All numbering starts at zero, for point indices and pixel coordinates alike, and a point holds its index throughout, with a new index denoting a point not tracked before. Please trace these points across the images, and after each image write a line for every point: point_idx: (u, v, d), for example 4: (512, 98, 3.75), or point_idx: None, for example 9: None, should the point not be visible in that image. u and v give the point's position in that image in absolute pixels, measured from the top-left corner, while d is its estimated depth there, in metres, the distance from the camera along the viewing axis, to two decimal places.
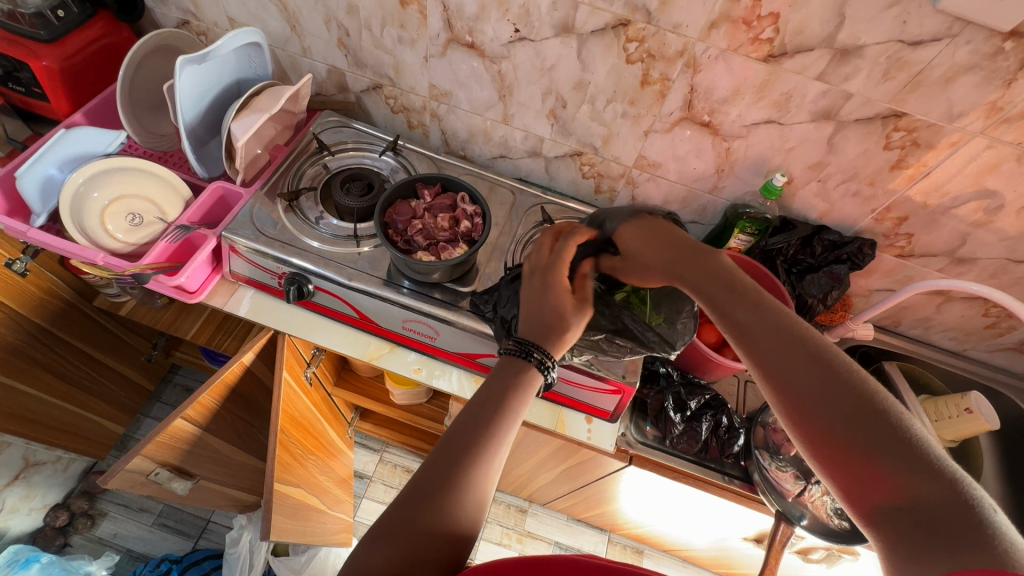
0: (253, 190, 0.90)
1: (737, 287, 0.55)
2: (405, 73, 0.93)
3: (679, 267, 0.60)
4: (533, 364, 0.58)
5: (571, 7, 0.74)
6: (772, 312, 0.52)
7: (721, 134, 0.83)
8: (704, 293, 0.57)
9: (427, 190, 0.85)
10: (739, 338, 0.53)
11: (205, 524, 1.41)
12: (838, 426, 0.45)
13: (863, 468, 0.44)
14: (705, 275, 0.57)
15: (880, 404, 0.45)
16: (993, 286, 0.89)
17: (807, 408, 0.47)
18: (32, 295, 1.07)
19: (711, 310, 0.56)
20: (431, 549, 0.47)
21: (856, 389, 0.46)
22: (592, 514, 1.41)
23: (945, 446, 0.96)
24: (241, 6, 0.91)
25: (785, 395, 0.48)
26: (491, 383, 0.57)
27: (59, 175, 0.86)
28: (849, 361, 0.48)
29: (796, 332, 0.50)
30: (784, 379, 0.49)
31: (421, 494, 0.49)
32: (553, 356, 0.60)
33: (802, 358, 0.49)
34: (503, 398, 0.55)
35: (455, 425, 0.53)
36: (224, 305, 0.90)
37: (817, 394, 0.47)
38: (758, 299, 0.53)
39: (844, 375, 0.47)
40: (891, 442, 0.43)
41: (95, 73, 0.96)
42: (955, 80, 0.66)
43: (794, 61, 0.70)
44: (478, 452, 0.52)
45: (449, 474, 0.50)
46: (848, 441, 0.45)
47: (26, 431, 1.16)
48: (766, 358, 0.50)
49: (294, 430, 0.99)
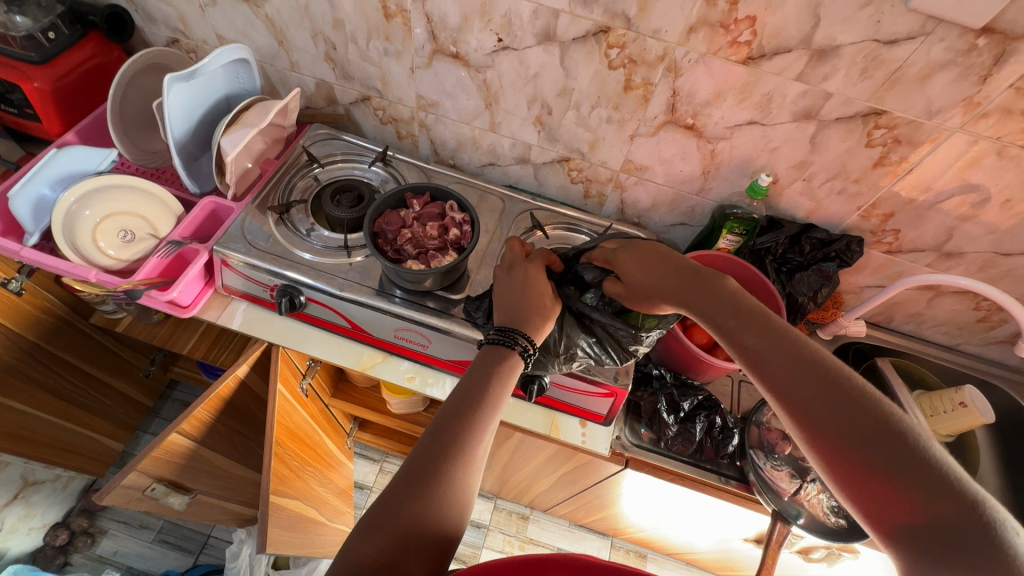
0: (244, 204, 0.91)
1: (744, 309, 0.55)
2: (392, 85, 0.94)
3: (683, 292, 0.59)
4: (517, 351, 0.63)
5: (551, 16, 0.75)
6: (781, 334, 0.52)
7: (706, 136, 0.84)
8: (714, 319, 0.56)
9: (416, 199, 0.86)
10: (750, 364, 0.53)
11: (206, 539, 1.41)
12: (855, 448, 0.45)
13: (882, 487, 0.44)
14: (714, 301, 0.57)
15: (894, 424, 0.46)
16: (982, 279, 0.90)
17: (823, 431, 0.47)
18: (27, 314, 1.08)
19: (721, 336, 0.55)
20: (422, 538, 0.49)
21: (872, 410, 0.46)
22: (594, 519, 1.41)
23: (941, 440, 0.96)
24: (229, 23, 0.93)
25: (801, 418, 0.49)
26: (474, 371, 0.61)
27: (50, 194, 0.87)
28: (862, 382, 0.48)
29: (806, 354, 0.51)
30: (799, 403, 0.49)
31: (411, 484, 0.51)
32: (534, 341, 0.64)
33: (817, 382, 0.49)
34: (482, 384, 0.59)
35: (439, 418, 0.56)
36: (217, 319, 0.90)
37: (833, 417, 0.47)
38: (770, 324, 0.53)
39: (860, 396, 0.47)
40: (910, 461, 0.44)
41: (86, 92, 0.97)
42: (932, 77, 0.67)
43: (773, 63, 0.71)
44: (463, 442, 0.54)
45: (436, 464, 0.52)
46: (866, 462, 0.45)
47: (20, 449, 1.12)
48: (779, 383, 0.50)
49: (291, 442, 0.99)
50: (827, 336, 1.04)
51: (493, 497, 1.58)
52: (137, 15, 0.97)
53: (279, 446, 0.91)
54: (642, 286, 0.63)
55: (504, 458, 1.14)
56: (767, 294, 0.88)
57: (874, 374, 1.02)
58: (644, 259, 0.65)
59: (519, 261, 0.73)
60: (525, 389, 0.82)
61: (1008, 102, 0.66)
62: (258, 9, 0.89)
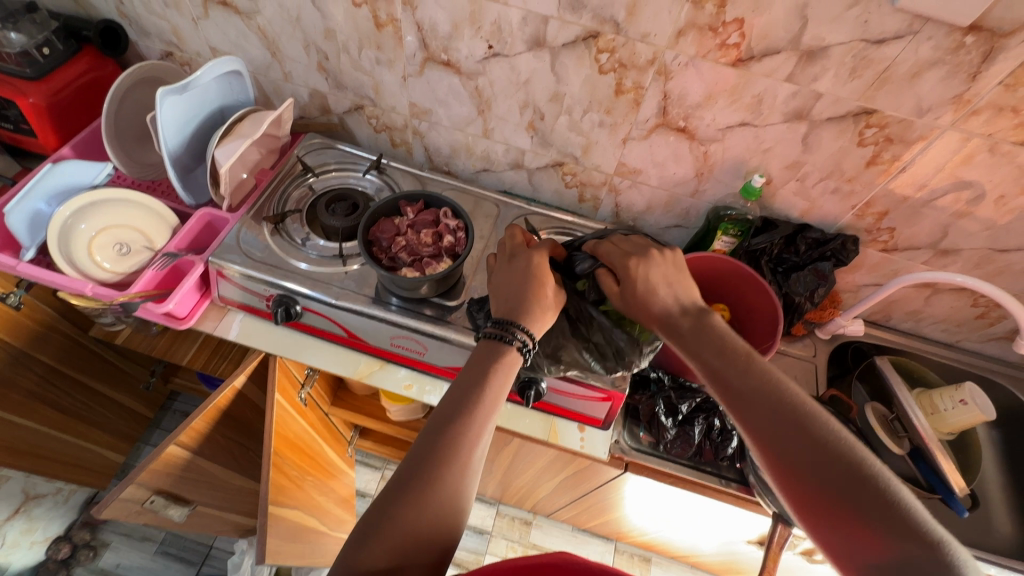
0: (239, 215, 0.91)
1: (729, 350, 0.58)
2: (384, 93, 0.95)
3: (675, 325, 0.63)
4: (513, 347, 0.63)
5: (541, 22, 0.76)
6: (761, 376, 0.54)
7: (698, 138, 0.84)
8: (701, 358, 0.59)
9: (410, 207, 0.86)
10: (731, 403, 0.55)
11: (208, 550, 1.41)
12: (824, 490, 0.47)
13: (849, 529, 0.46)
14: (700, 340, 0.60)
15: (863, 468, 0.47)
16: (979, 276, 0.89)
17: (793, 470, 0.49)
18: (26, 328, 1.08)
19: (705, 375, 0.58)
20: (420, 544, 0.50)
21: (841, 452, 0.48)
22: (596, 523, 1.40)
23: (942, 438, 0.96)
24: (222, 35, 0.93)
25: (773, 458, 0.51)
26: (473, 369, 0.61)
27: (47, 209, 0.87)
28: (836, 425, 0.50)
29: (784, 396, 0.52)
30: (773, 444, 0.51)
31: (407, 490, 0.51)
32: (530, 333, 0.64)
33: (789, 423, 0.51)
34: (480, 385, 0.59)
35: (434, 422, 0.56)
36: (214, 329, 0.90)
37: (804, 460, 0.49)
38: (751, 364, 0.56)
39: (830, 438, 0.49)
40: (874, 504, 0.45)
41: (82, 107, 0.97)
42: (921, 75, 0.67)
43: (762, 64, 0.72)
44: (460, 445, 0.54)
45: (434, 467, 0.52)
46: (832, 504, 0.47)
47: (21, 463, 1.12)
48: (755, 423, 0.53)
49: (290, 452, 0.99)
50: (825, 335, 1.05)
51: (494, 503, 1.57)
52: (131, 29, 0.98)
53: (277, 456, 0.91)
54: (642, 296, 0.65)
55: (505, 463, 1.14)
56: (767, 304, 0.88)
57: (873, 373, 1.01)
58: (653, 277, 0.66)
59: (519, 250, 0.73)
60: (523, 395, 0.82)
61: (998, 99, 0.66)
62: (251, 21, 0.89)
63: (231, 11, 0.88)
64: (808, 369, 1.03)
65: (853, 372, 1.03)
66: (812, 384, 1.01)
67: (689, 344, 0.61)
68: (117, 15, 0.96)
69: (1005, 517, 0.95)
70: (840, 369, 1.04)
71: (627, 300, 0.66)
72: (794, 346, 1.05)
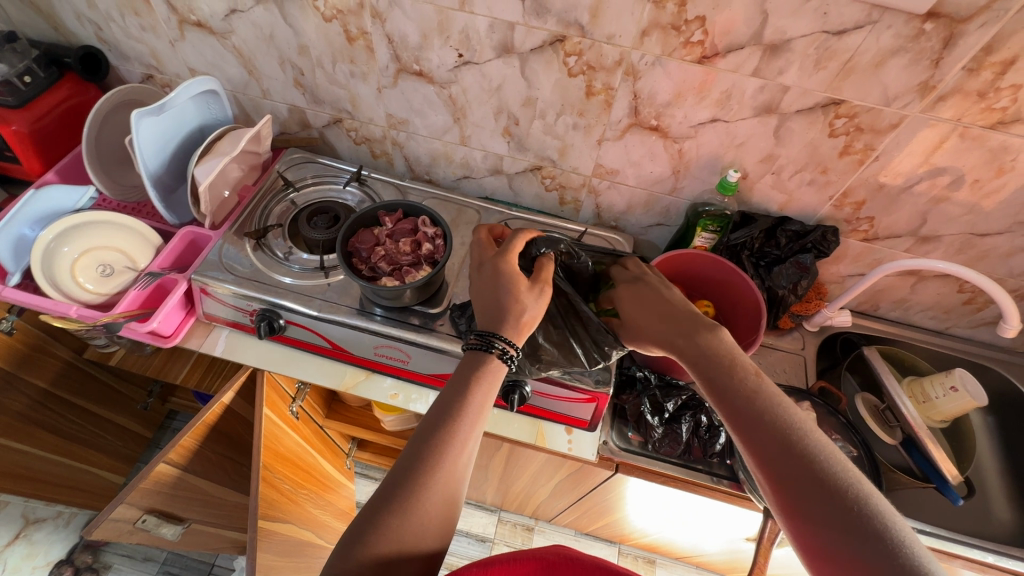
0: (221, 231, 0.92)
1: (736, 368, 0.58)
2: (361, 105, 0.96)
3: (675, 339, 0.65)
4: (494, 355, 0.62)
5: (507, 29, 0.76)
6: (767, 399, 0.55)
7: (671, 136, 0.84)
8: (707, 373, 0.60)
9: (388, 216, 0.87)
10: (736, 422, 0.55)
11: (210, 568, 1.40)
12: (821, 521, 0.47)
13: (836, 553, 0.46)
14: (704, 353, 0.61)
15: (861, 502, 0.47)
16: (962, 261, 0.89)
17: (785, 487, 0.50)
18: (18, 353, 1.09)
19: (706, 385, 0.59)
20: (407, 553, 0.49)
21: (834, 475, 0.49)
22: (598, 526, 1.39)
23: (934, 426, 0.96)
24: (199, 56, 0.95)
25: (775, 481, 0.51)
26: (456, 376, 0.61)
27: (30, 234, 0.89)
28: (837, 457, 0.50)
29: (788, 423, 0.53)
30: (767, 460, 0.52)
31: (394, 500, 0.50)
32: (514, 344, 0.63)
33: (785, 441, 0.51)
34: (467, 387, 0.59)
35: (421, 429, 0.56)
36: (199, 347, 0.91)
37: (804, 488, 0.49)
38: (751, 378, 0.57)
39: (824, 461, 0.50)
40: (872, 538, 0.45)
41: (65, 132, 0.99)
42: (885, 64, 0.67)
43: (727, 60, 0.72)
44: (447, 450, 0.54)
45: (420, 473, 0.52)
46: (822, 526, 0.47)
47: (19, 487, 1.11)
48: (757, 440, 0.53)
49: (281, 466, 0.98)
50: (813, 327, 1.03)
51: (496, 510, 1.56)
52: (111, 54, 0.99)
53: (266, 469, 0.91)
54: (655, 307, 0.70)
55: (500, 469, 1.13)
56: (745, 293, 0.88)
57: (862, 364, 1.01)
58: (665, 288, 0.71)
59: (494, 261, 0.72)
60: (507, 399, 0.81)
61: (962, 83, 0.67)
62: (226, 41, 0.91)
63: (206, 32, 0.90)
64: (797, 363, 1.02)
65: (842, 363, 1.03)
66: (801, 377, 1.01)
67: (693, 354, 0.62)
68: (96, 41, 0.97)
69: (1005, 504, 0.94)
70: (831, 362, 1.04)
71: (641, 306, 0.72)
72: (783, 340, 1.05)
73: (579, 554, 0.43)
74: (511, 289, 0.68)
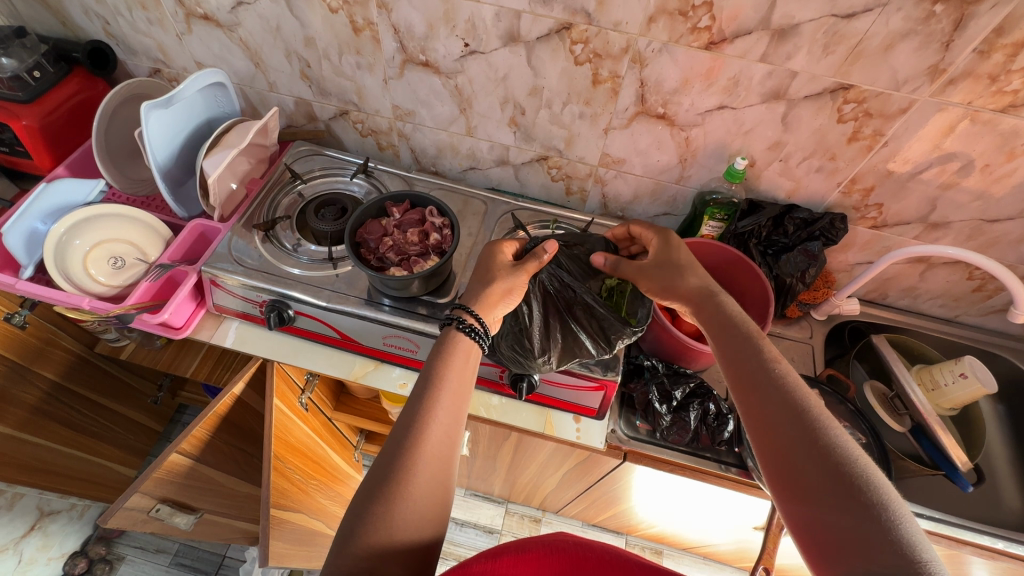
0: (230, 224, 0.93)
1: (752, 347, 0.60)
2: (368, 97, 0.96)
3: (702, 302, 0.67)
4: (456, 327, 0.65)
5: (514, 17, 0.76)
6: (776, 378, 0.56)
7: (678, 124, 0.84)
8: (725, 352, 0.61)
9: (396, 207, 0.87)
10: (746, 397, 0.57)
11: (221, 560, 1.42)
12: (817, 495, 0.48)
13: (826, 527, 0.46)
14: (726, 330, 0.63)
15: (857, 477, 0.47)
16: (972, 248, 0.88)
17: (785, 461, 0.51)
18: (33, 347, 1.10)
19: (719, 363, 0.61)
20: (402, 541, 0.49)
21: (834, 451, 0.49)
22: (605, 517, 1.39)
23: (944, 414, 0.95)
24: (207, 49, 0.95)
25: (775, 453, 0.52)
26: (446, 352, 0.63)
27: (43, 227, 0.90)
28: (839, 433, 0.51)
29: (795, 401, 0.53)
30: (768, 434, 0.53)
31: (383, 487, 0.51)
32: (476, 315, 0.66)
33: (790, 416, 0.52)
34: (447, 365, 0.61)
35: (410, 410, 0.57)
36: (210, 338, 0.92)
37: (803, 462, 0.50)
38: (763, 358, 0.58)
39: (827, 439, 0.50)
40: (865, 511, 0.45)
41: (76, 126, 1.00)
42: (894, 47, 0.67)
43: (735, 46, 0.72)
44: (431, 431, 0.55)
45: (410, 456, 0.53)
46: (816, 500, 0.47)
47: (33, 479, 1.12)
48: (763, 415, 0.54)
49: (291, 456, 0.99)
50: (821, 316, 1.03)
51: (503, 502, 1.57)
52: (118, 49, 1.00)
53: (278, 460, 0.92)
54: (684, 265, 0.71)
55: (507, 459, 1.13)
56: (751, 275, 0.88)
57: (871, 352, 1.00)
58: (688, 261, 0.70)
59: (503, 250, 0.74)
60: (515, 388, 0.81)
61: (973, 66, 0.66)
62: (232, 34, 0.91)
63: (213, 25, 0.90)
64: (806, 351, 1.02)
65: (851, 351, 1.02)
66: (809, 365, 1.01)
67: (713, 333, 0.64)
68: (104, 35, 0.98)
69: (1015, 493, 0.93)
70: (838, 350, 1.03)
71: (665, 271, 0.71)
72: (791, 329, 1.05)
73: (588, 542, 0.43)
74: (503, 279, 0.71)
